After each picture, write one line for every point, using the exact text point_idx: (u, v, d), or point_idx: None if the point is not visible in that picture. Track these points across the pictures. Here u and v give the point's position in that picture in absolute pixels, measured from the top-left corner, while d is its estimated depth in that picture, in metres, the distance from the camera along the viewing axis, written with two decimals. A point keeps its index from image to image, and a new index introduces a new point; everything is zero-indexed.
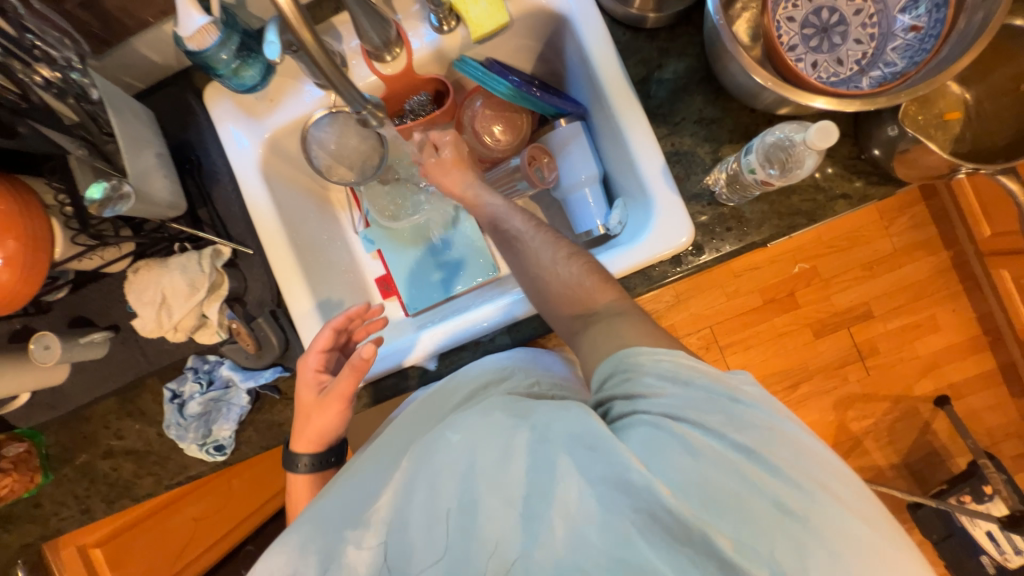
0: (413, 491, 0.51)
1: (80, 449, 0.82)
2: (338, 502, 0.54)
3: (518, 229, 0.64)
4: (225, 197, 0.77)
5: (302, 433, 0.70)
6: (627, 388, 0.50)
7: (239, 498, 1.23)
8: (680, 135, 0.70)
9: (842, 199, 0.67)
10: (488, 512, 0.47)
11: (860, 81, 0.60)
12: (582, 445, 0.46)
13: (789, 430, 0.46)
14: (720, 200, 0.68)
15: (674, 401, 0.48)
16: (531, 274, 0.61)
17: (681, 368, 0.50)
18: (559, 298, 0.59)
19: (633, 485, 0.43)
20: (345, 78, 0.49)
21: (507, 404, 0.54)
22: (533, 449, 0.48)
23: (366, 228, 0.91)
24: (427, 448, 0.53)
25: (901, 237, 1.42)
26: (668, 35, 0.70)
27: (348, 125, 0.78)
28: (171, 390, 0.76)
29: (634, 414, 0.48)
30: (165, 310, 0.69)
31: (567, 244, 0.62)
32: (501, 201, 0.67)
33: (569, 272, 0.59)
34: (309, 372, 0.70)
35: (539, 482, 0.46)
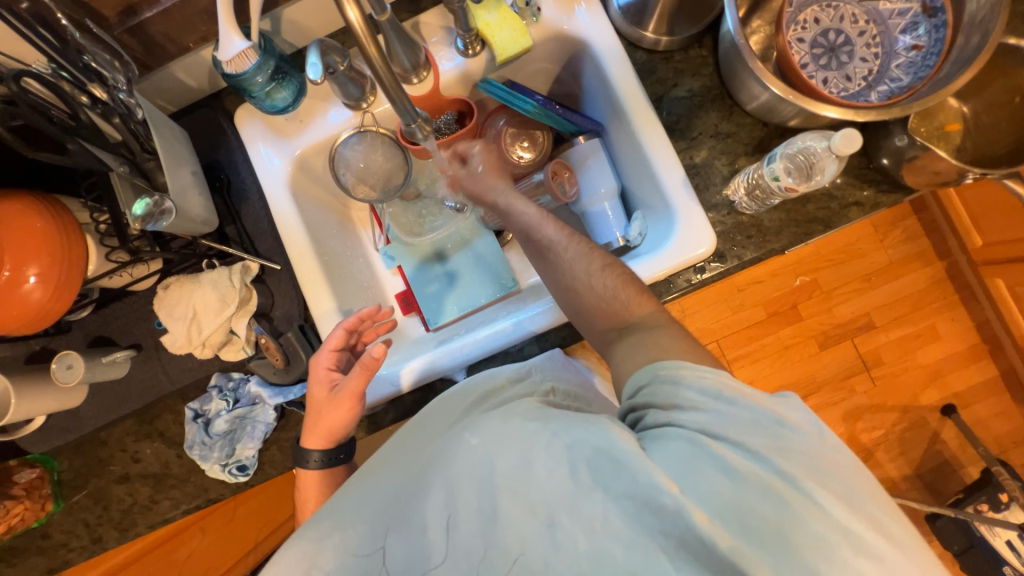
0: (430, 492, 0.50)
1: (94, 474, 0.79)
2: (352, 500, 0.54)
3: (552, 239, 0.65)
4: (253, 214, 0.78)
5: (312, 427, 0.69)
6: (664, 398, 0.48)
7: (240, 529, 1.14)
8: (698, 149, 0.74)
9: (855, 207, 0.70)
10: (508, 522, 0.45)
11: (869, 95, 0.64)
12: (609, 460, 0.43)
13: (837, 461, 0.43)
14: (739, 208, 0.71)
15: (713, 415, 0.45)
16: (565, 285, 0.63)
17: (724, 384, 0.47)
18: (594, 312, 0.61)
19: (664, 506, 0.40)
20: (401, 89, 0.51)
21: (536, 413, 0.51)
22: (561, 465, 0.45)
23: (386, 244, 0.92)
24: (448, 456, 0.51)
25: (896, 249, 1.47)
26: (683, 57, 0.75)
27: (376, 143, 0.81)
28: (195, 409, 0.76)
29: (669, 424, 0.46)
30: (196, 326, 0.70)
31: (601, 254, 0.63)
32: (533, 209, 0.68)
33: (603, 284, 0.61)
34: (320, 367, 0.70)
35: (563, 493, 0.44)
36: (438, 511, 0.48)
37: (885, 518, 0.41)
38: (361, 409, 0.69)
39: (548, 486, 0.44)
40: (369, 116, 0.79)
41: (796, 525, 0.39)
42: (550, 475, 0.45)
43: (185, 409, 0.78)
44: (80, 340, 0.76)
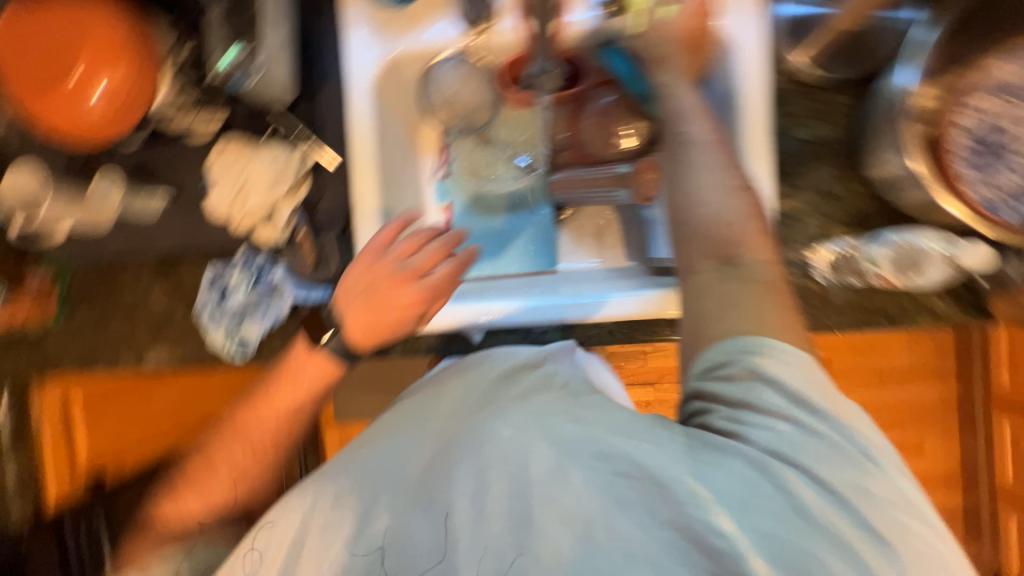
0: (455, 477, 0.51)
1: (101, 299, 0.79)
2: (375, 460, 0.59)
3: (696, 135, 0.53)
4: (329, 102, 0.75)
5: (351, 293, 0.67)
6: (738, 402, 0.43)
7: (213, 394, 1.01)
8: (797, 198, 0.69)
9: (926, 314, 0.67)
10: (540, 528, 0.46)
11: (1004, 213, 0.55)
12: (656, 487, 0.43)
13: (921, 508, 0.40)
14: (812, 275, 0.67)
15: (786, 433, 0.41)
16: (683, 192, 0.51)
17: (806, 389, 0.42)
18: (700, 235, 0.49)
19: (715, 548, 0.40)
20: None
21: (568, 406, 0.50)
22: (596, 479, 0.45)
23: (444, 178, 0.86)
24: (476, 439, 0.52)
25: (920, 359, 1.43)
26: (823, 97, 0.69)
27: (473, 71, 0.76)
28: (218, 271, 0.76)
29: (735, 434, 0.42)
30: (243, 193, 0.71)
31: (737, 173, 0.52)
32: (691, 99, 0.57)
33: (727, 203, 0.50)
34: (396, 273, 0.67)
35: (599, 510, 0.44)
36: (464, 496, 0.50)
37: None
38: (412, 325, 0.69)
39: (584, 499, 0.45)
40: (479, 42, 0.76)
41: None
42: (585, 488, 0.45)
43: (205, 270, 0.77)
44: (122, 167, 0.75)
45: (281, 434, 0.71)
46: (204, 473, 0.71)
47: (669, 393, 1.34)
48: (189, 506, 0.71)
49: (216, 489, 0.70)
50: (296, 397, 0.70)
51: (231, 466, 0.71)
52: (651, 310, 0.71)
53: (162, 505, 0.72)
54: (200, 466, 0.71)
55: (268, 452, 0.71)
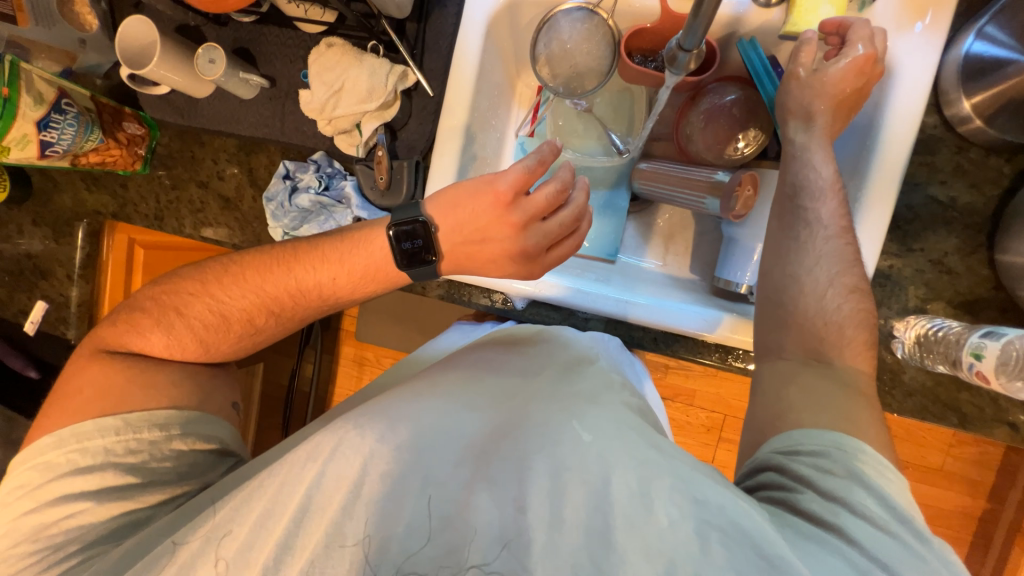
0: (532, 469, 0.47)
1: (182, 164, 0.83)
2: (436, 421, 0.50)
3: (821, 217, 0.57)
4: (440, 26, 0.72)
5: (458, 224, 0.63)
6: (831, 491, 0.43)
7: None
8: (904, 262, 0.62)
9: (1005, 427, 0.60)
10: (621, 553, 0.42)
11: None
12: (754, 552, 0.40)
13: None
14: (893, 347, 0.61)
15: (884, 536, 0.41)
16: (787, 274, 0.57)
17: (905, 505, 0.42)
18: (796, 327, 0.54)
19: None
20: (711, 15, 0.45)
21: (642, 428, 0.51)
22: (686, 519, 0.42)
23: (527, 136, 0.81)
24: (553, 436, 0.49)
25: (956, 463, 1.32)
26: (976, 158, 0.60)
27: (597, 31, 0.69)
28: (288, 169, 0.76)
29: (830, 523, 0.42)
30: (335, 99, 0.70)
31: (855, 273, 0.55)
32: (831, 174, 0.58)
33: (837, 304, 0.54)
34: (514, 220, 0.62)
35: (689, 554, 0.41)
36: (541, 492, 0.45)
37: None
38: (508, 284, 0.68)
39: (671, 534, 0.42)
40: (610, 1, 0.69)
41: None
42: (672, 524, 0.42)
43: (280, 164, 0.78)
44: (229, 40, 0.76)
45: (299, 301, 0.66)
46: (186, 318, 0.65)
47: (680, 414, 1.31)
48: (183, 346, 0.65)
49: (217, 338, 0.66)
50: (329, 276, 0.65)
51: (241, 318, 0.66)
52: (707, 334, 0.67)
53: (144, 339, 0.65)
54: (203, 314, 0.66)
55: (281, 316, 0.67)
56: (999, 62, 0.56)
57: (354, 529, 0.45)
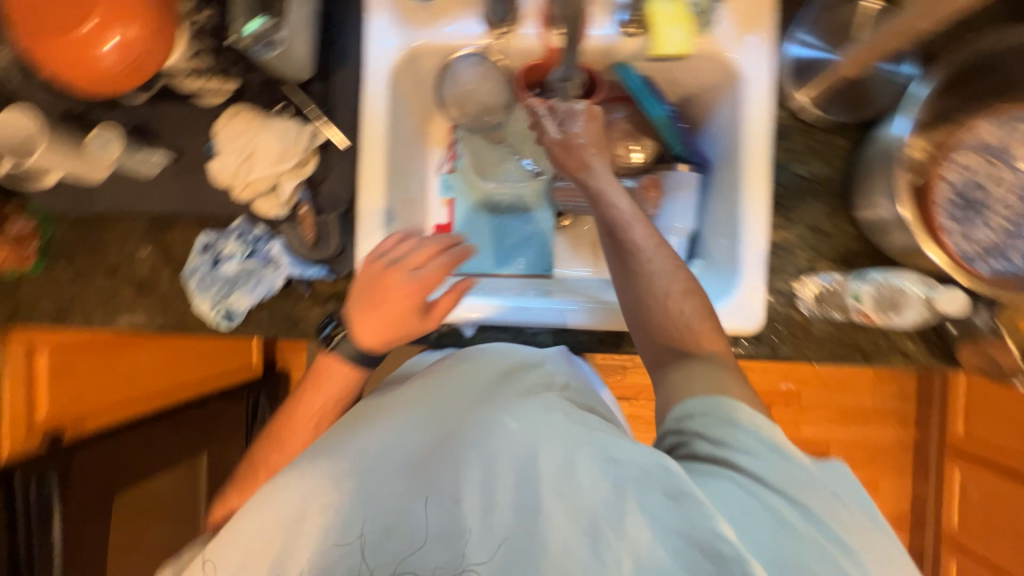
0: (464, 468, 0.48)
1: (84, 255, 0.78)
2: (373, 446, 0.51)
3: (638, 242, 0.60)
4: (344, 83, 0.75)
5: (366, 319, 0.62)
6: (721, 435, 0.47)
7: (164, 368, 1.14)
8: (789, 232, 0.72)
9: (900, 355, 0.70)
10: (551, 520, 0.45)
11: (980, 265, 0.59)
12: (664, 493, 0.43)
13: (883, 535, 0.43)
14: (798, 305, 0.70)
15: (770, 461, 0.45)
16: (635, 296, 0.60)
17: (773, 434, 0.47)
18: (657, 330, 0.59)
19: (721, 554, 0.39)
20: None
21: (570, 409, 0.53)
22: (607, 477, 0.45)
23: (449, 173, 0.89)
24: (483, 432, 0.50)
25: (884, 399, 1.48)
26: (821, 137, 0.72)
27: (491, 73, 0.77)
28: (207, 239, 0.75)
29: (724, 461, 0.46)
30: (247, 164, 0.70)
31: (685, 277, 0.60)
32: (628, 205, 0.61)
33: (681, 309, 0.59)
34: (381, 266, 0.62)
35: (608, 507, 0.44)
36: (472, 485, 0.47)
37: None
38: (421, 312, 0.62)
39: (593, 493, 0.44)
40: (499, 44, 0.75)
41: None
42: (594, 484, 0.45)
43: (198, 236, 0.75)
44: (123, 121, 0.74)
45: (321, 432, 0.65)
46: (233, 484, 0.65)
47: (644, 410, 1.36)
48: (230, 506, 0.63)
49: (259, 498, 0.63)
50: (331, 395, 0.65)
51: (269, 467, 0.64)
52: None
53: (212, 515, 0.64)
54: (244, 476, 0.65)
55: None
56: (817, 60, 0.69)
57: (296, 563, 0.47)
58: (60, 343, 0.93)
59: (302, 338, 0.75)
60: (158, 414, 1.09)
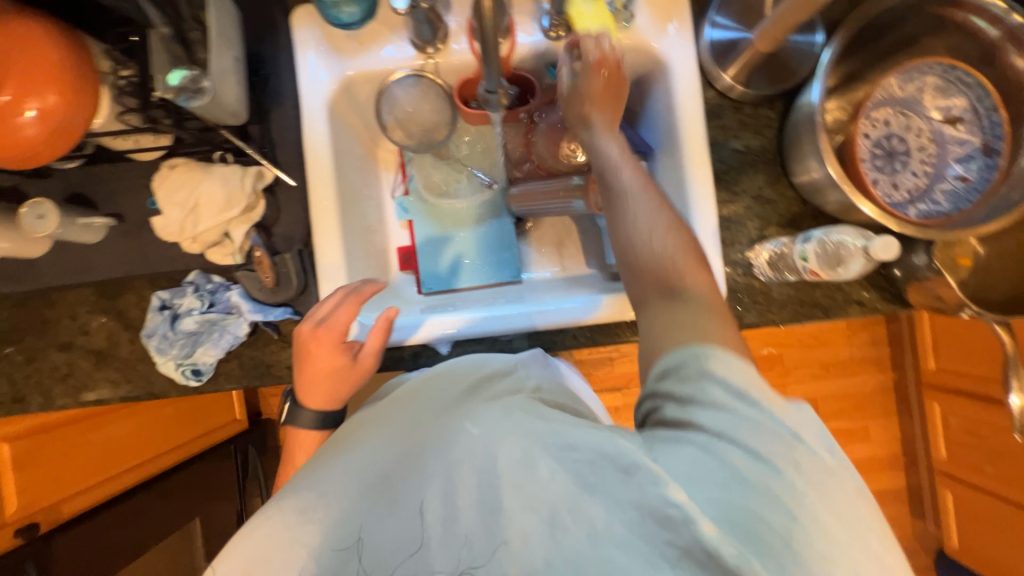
0: (428, 479, 0.49)
1: (35, 333, 0.75)
2: (339, 473, 0.51)
3: (625, 183, 0.55)
4: (282, 121, 0.74)
5: (317, 389, 0.68)
6: (688, 391, 0.43)
7: (141, 436, 1.09)
8: (736, 204, 0.75)
9: (856, 305, 0.73)
10: (510, 515, 0.44)
11: (908, 210, 0.67)
12: (614, 467, 0.42)
13: (846, 473, 0.42)
14: (754, 272, 0.73)
15: (734, 414, 0.41)
16: (620, 241, 0.54)
17: (744, 381, 0.42)
18: (645, 272, 0.52)
19: (670, 518, 0.39)
20: (498, 53, 0.50)
21: (529, 404, 0.51)
22: (563, 466, 0.44)
23: (404, 195, 0.89)
24: (446, 439, 0.50)
25: (859, 348, 1.54)
26: (751, 111, 0.76)
27: (429, 91, 0.77)
28: (162, 298, 0.72)
29: (689, 423, 0.42)
30: (192, 216, 0.68)
31: (671, 214, 0.54)
32: (616, 148, 0.58)
33: (671, 246, 0.52)
34: (302, 330, 0.66)
35: (565, 494, 0.43)
36: (435, 494, 0.48)
37: (882, 548, 0.39)
38: (352, 356, 0.66)
39: (551, 484, 0.43)
40: (432, 64, 0.76)
41: (804, 538, 0.38)
42: (551, 474, 0.44)
43: (152, 297, 0.73)
44: (57, 190, 0.71)
45: None
46: None
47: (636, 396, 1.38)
48: None
49: None
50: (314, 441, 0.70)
51: None
52: (611, 314, 0.73)
53: None
54: None
55: None
56: (734, 40, 0.72)
57: None
58: (18, 431, 0.88)
59: (277, 382, 0.74)
60: (147, 481, 1.07)
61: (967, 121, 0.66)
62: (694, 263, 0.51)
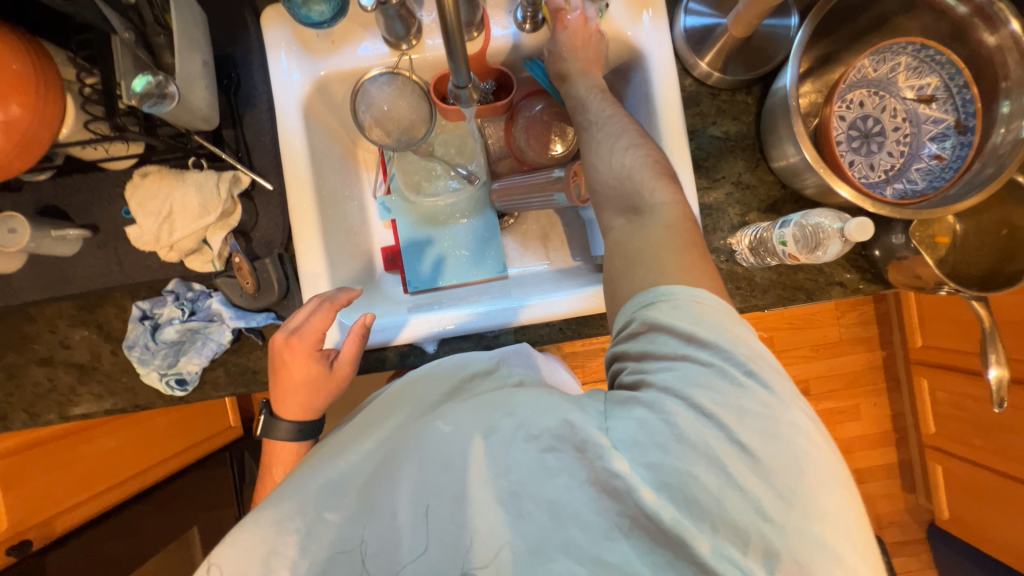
0: (400, 480, 0.48)
1: (15, 349, 0.74)
2: (310, 480, 0.51)
3: (591, 112, 0.64)
4: (256, 124, 0.73)
5: (298, 401, 0.67)
6: (641, 348, 0.45)
7: (138, 446, 1.09)
8: (716, 191, 0.75)
9: (838, 287, 0.74)
10: (479, 509, 0.44)
11: (885, 189, 0.68)
12: (574, 450, 0.43)
13: (796, 420, 0.41)
14: (737, 259, 0.73)
15: (682, 376, 0.42)
16: (588, 164, 0.61)
17: (690, 327, 0.44)
18: (609, 190, 0.58)
19: (615, 489, 0.41)
20: (465, 50, 0.49)
21: (500, 397, 0.49)
22: (527, 456, 0.44)
23: (386, 195, 0.88)
24: (419, 438, 0.50)
25: (848, 328, 1.56)
26: (728, 97, 0.75)
27: (405, 88, 0.76)
28: (143, 309, 0.71)
29: (642, 382, 0.44)
30: (168, 225, 0.67)
31: (633, 134, 0.60)
32: (584, 83, 0.67)
33: (631, 161, 0.57)
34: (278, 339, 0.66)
35: (530, 483, 0.43)
36: (408, 493, 0.47)
37: (817, 491, 0.39)
38: (325, 361, 0.66)
39: (512, 474, 0.44)
40: (406, 61, 0.75)
41: (738, 493, 0.39)
42: (514, 464, 0.44)
43: (132, 308, 0.73)
44: (29, 203, 0.70)
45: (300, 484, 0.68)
46: None
47: None
48: None
49: None
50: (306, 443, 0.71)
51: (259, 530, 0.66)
52: (598, 305, 0.73)
53: None
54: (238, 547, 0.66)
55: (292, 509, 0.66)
56: (709, 26, 0.72)
57: None
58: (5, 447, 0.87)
59: (264, 388, 0.74)
60: (149, 489, 1.08)
61: (940, 99, 0.66)
62: (654, 176, 0.56)
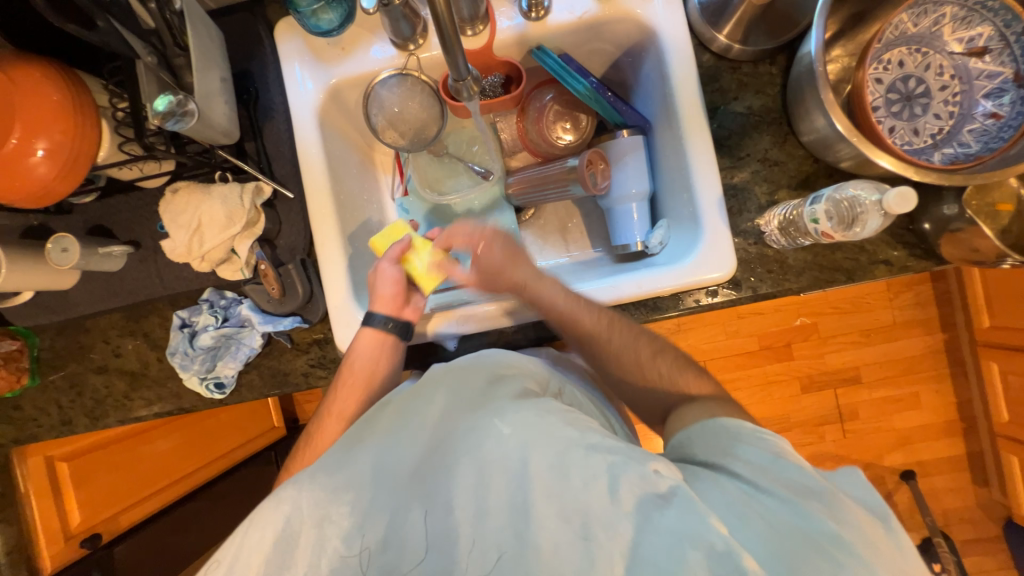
0: (457, 473, 0.53)
1: (74, 359, 0.80)
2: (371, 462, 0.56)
3: (593, 325, 0.67)
4: (275, 135, 0.76)
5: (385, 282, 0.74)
6: (725, 445, 0.51)
7: (199, 445, 1.17)
8: (741, 170, 0.71)
9: (882, 265, 0.68)
10: (542, 525, 0.48)
11: (932, 155, 0.62)
12: (656, 493, 0.45)
13: (893, 541, 0.44)
14: (767, 240, 0.69)
15: (776, 460, 0.48)
16: (604, 360, 0.69)
17: (777, 447, 0.50)
18: (643, 389, 0.67)
19: (713, 546, 0.41)
20: (459, 41, 0.48)
21: (571, 417, 0.54)
22: (599, 478, 0.47)
23: (403, 196, 0.88)
24: (478, 437, 0.55)
25: (902, 311, 1.44)
26: (750, 70, 0.71)
27: (416, 89, 0.76)
28: (182, 317, 0.76)
29: (725, 466, 0.49)
30: (198, 237, 0.70)
31: (650, 340, 0.68)
32: (562, 295, 0.69)
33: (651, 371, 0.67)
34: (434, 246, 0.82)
35: (602, 509, 0.46)
36: (465, 489, 0.52)
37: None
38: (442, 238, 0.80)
39: (583, 497, 0.47)
40: (414, 61, 0.75)
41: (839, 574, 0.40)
42: (586, 485, 0.47)
43: (173, 317, 0.78)
44: (78, 225, 0.75)
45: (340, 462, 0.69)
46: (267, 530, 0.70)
47: None
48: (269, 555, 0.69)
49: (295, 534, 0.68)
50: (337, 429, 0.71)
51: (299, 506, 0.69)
52: (623, 297, 0.69)
53: None
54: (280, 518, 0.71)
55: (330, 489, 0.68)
56: None
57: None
58: (74, 449, 0.96)
59: (295, 390, 0.77)
60: (191, 491, 1.13)
61: (994, 51, 0.60)
62: (681, 379, 0.66)
